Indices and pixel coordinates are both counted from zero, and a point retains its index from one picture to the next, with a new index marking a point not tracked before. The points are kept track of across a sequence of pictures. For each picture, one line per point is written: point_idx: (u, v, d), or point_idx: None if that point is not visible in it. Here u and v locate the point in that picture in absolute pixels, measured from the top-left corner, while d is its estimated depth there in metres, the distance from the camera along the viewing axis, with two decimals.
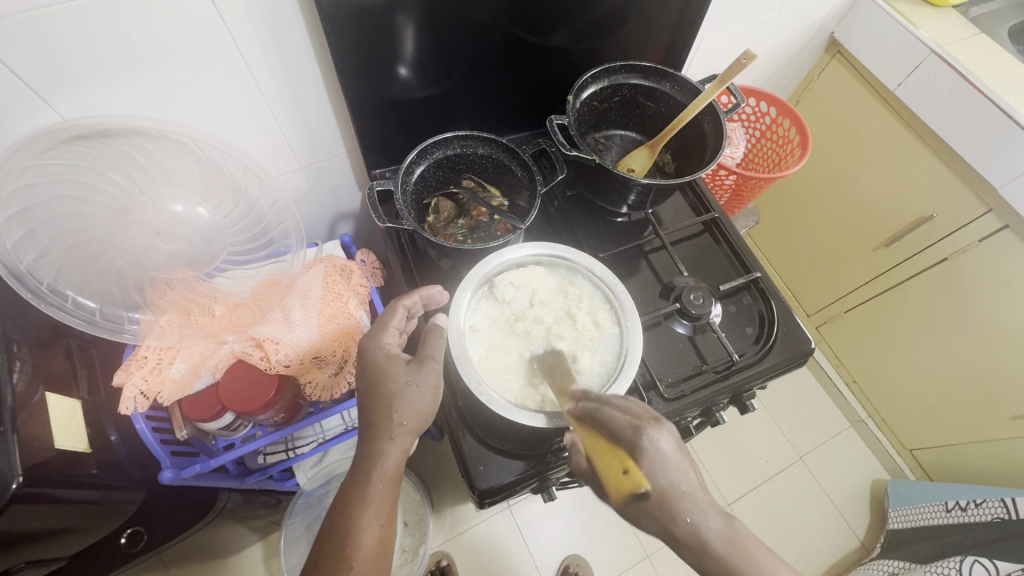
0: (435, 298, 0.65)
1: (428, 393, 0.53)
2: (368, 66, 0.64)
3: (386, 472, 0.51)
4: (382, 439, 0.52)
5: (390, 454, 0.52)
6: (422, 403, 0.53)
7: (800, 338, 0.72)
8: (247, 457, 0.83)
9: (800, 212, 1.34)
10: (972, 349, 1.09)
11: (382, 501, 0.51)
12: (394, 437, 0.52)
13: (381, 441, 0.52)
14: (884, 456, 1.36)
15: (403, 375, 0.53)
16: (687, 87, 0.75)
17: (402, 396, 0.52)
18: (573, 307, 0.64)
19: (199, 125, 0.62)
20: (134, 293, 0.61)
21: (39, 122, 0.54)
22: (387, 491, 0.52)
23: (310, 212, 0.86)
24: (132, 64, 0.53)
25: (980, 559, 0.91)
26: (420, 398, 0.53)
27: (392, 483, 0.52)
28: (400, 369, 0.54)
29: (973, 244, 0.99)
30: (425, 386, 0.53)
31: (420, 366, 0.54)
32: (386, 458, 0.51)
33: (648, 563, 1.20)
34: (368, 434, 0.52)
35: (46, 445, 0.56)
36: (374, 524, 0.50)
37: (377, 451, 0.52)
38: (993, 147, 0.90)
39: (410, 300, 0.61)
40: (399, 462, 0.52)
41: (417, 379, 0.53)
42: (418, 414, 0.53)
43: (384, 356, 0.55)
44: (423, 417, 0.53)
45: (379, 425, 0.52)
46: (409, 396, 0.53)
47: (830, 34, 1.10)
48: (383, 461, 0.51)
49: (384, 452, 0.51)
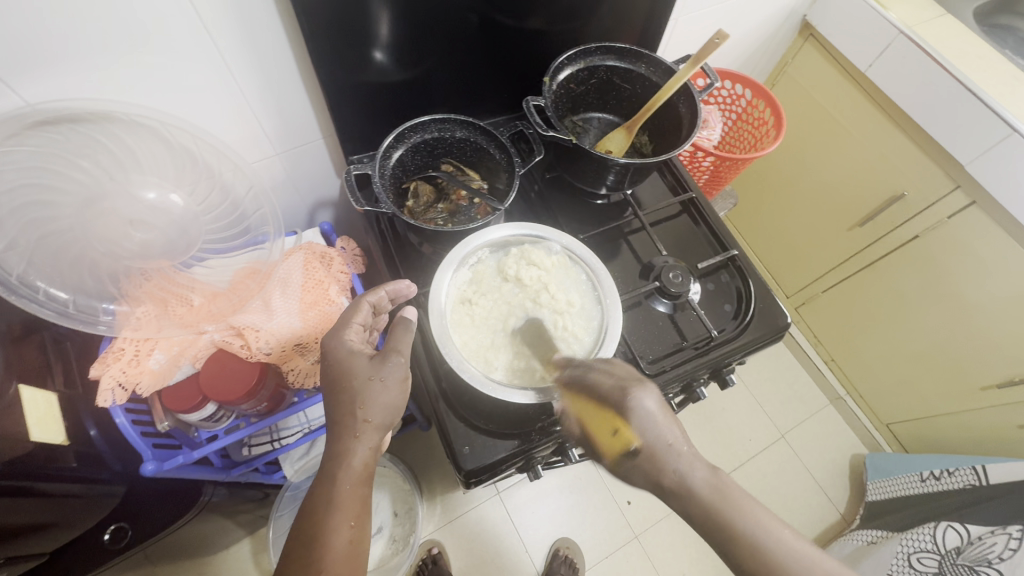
0: (402, 292, 0.64)
1: (393, 387, 0.54)
2: (343, 50, 0.63)
3: (353, 472, 0.51)
4: (348, 436, 0.52)
5: (358, 452, 0.52)
6: (386, 398, 0.53)
7: (776, 313, 0.73)
8: (232, 450, 0.83)
9: (777, 194, 1.36)
10: (943, 325, 1.12)
11: (352, 501, 0.51)
12: (359, 435, 0.52)
13: (346, 439, 0.52)
14: (862, 431, 1.40)
15: (366, 370, 0.54)
16: (662, 68, 0.76)
17: (366, 392, 0.53)
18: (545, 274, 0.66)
19: (171, 110, 0.61)
20: (109, 285, 0.61)
21: (3, 107, 0.52)
22: (356, 490, 0.51)
23: (288, 200, 0.85)
24: (95, 47, 0.51)
25: (953, 524, 0.94)
26: (385, 392, 0.53)
27: (361, 482, 0.52)
28: (364, 364, 0.54)
29: (943, 220, 1.02)
30: (390, 379, 0.54)
31: (384, 360, 0.54)
32: (353, 456, 0.52)
33: (636, 543, 1.22)
34: (334, 432, 0.52)
35: (23, 440, 0.55)
36: (344, 525, 0.49)
37: (344, 450, 0.52)
38: (960, 126, 0.92)
39: (375, 296, 0.61)
40: (368, 460, 0.52)
41: (381, 374, 0.53)
42: (384, 409, 0.53)
43: (347, 351, 0.55)
44: (390, 411, 0.54)
45: (344, 423, 0.52)
46: (373, 392, 0.53)
47: (803, 18, 1.12)
48: (350, 460, 0.51)
49: (351, 450, 0.52)
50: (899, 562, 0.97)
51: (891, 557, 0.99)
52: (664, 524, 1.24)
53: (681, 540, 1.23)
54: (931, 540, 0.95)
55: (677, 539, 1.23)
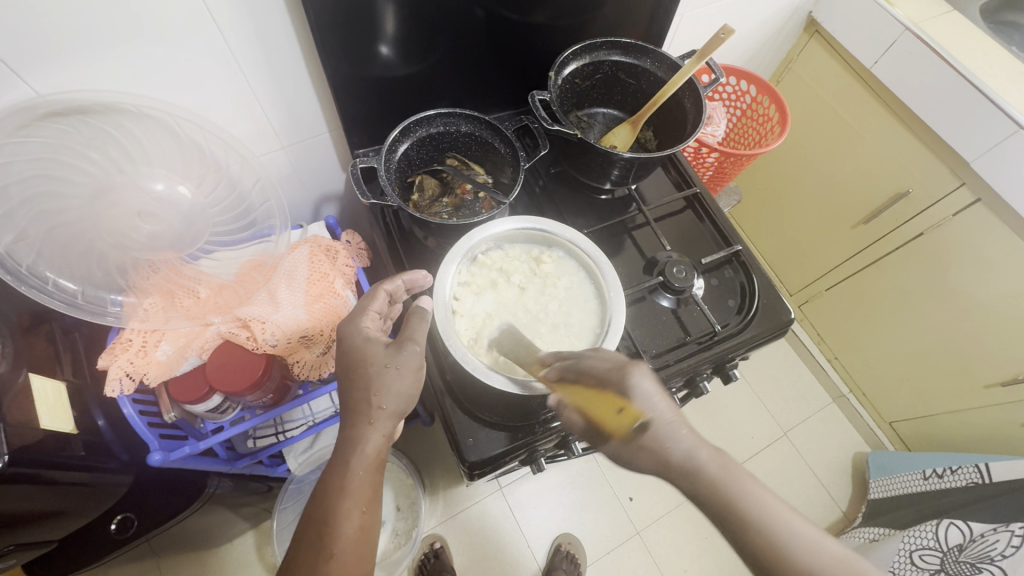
0: (420, 282, 0.64)
1: (408, 374, 0.53)
2: (350, 44, 0.64)
3: (366, 458, 0.51)
4: (362, 423, 0.52)
5: (372, 439, 0.52)
6: (401, 385, 0.53)
7: (780, 309, 0.74)
8: (238, 442, 0.84)
9: (780, 191, 1.36)
10: (947, 323, 1.12)
11: (363, 489, 0.51)
12: (373, 421, 0.52)
13: (360, 426, 0.52)
14: (865, 429, 1.39)
15: (382, 358, 0.54)
16: (667, 63, 0.76)
17: (380, 379, 0.53)
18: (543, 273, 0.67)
19: (180, 102, 0.62)
20: (117, 277, 0.61)
21: (14, 98, 0.53)
22: (368, 477, 0.51)
23: (294, 194, 0.86)
24: (105, 40, 0.52)
25: (956, 522, 0.94)
26: (399, 380, 0.53)
27: (374, 469, 0.52)
28: (379, 352, 0.54)
29: (947, 219, 1.02)
30: (405, 367, 0.53)
31: (399, 349, 0.54)
32: (367, 443, 0.52)
33: (637, 540, 1.22)
34: (348, 419, 0.53)
35: (33, 428, 0.55)
36: (355, 511, 0.50)
37: (358, 436, 0.52)
38: (966, 122, 0.92)
39: (392, 284, 0.61)
40: (381, 447, 0.53)
41: (396, 362, 0.53)
42: (398, 397, 0.53)
43: (363, 339, 0.55)
44: (404, 399, 0.54)
45: (357, 410, 0.52)
46: (387, 378, 0.53)
47: (809, 14, 1.11)
48: (363, 447, 0.51)
49: (365, 436, 0.52)
50: (901, 560, 0.97)
51: (893, 554, 0.99)
52: (665, 521, 1.24)
53: (682, 537, 1.23)
54: (933, 537, 0.95)
55: (678, 537, 1.23)
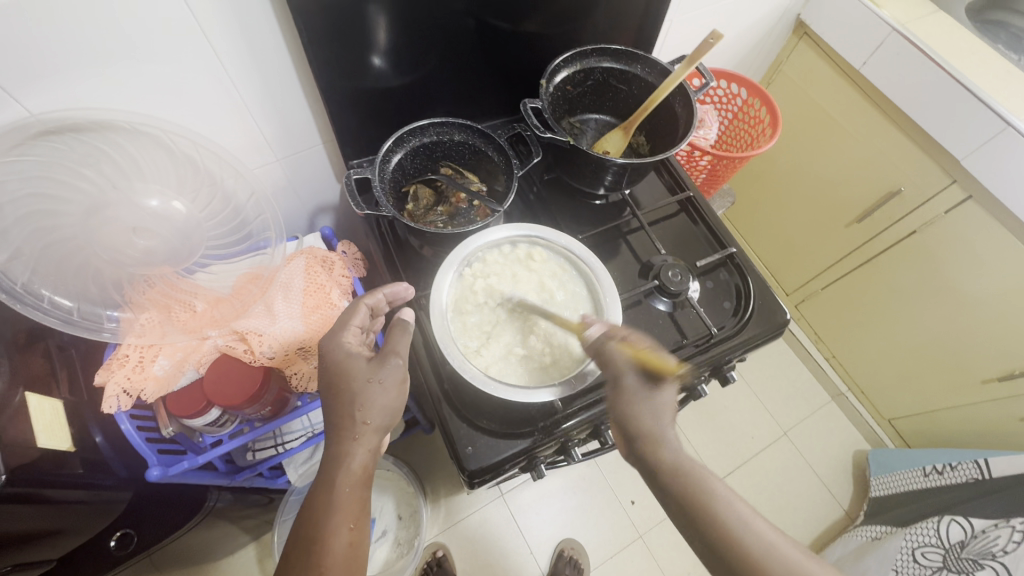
0: (401, 295, 0.65)
1: (391, 389, 0.54)
2: (342, 56, 0.64)
3: (351, 473, 0.51)
4: (346, 439, 0.52)
5: (356, 454, 0.52)
6: (385, 400, 0.54)
7: (776, 309, 0.74)
8: (236, 455, 0.83)
9: (773, 192, 1.37)
10: (942, 319, 1.12)
11: (351, 504, 0.51)
12: (357, 437, 0.52)
13: (346, 441, 0.52)
14: (864, 426, 1.40)
15: (364, 372, 0.54)
16: (657, 69, 0.76)
17: (365, 394, 0.53)
18: (542, 277, 0.67)
19: (174, 117, 0.62)
20: (113, 292, 0.61)
21: (7, 118, 0.53)
22: (354, 493, 0.51)
23: (289, 205, 0.86)
24: (97, 59, 0.52)
25: (957, 518, 0.94)
26: (383, 394, 0.54)
27: (360, 484, 0.52)
28: (362, 367, 0.54)
29: (939, 216, 1.03)
30: (388, 381, 0.54)
31: (382, 363, 0.55)
32: (352, 458, 0.52)
33: (641, 543, 1.22)
34: (333, 434, 0.53)
35: (30, 447, 0.55)
36: (344, 527, 0.50)
37: (342, 452, 0.52)
38: (955, 121, 0.93)
39: (372, 299, 0.61)
40: (366, 462, 0.53)
41: (379, 376, 0.54)
42: (382, 411, 0.53)
43: (344, 354, 0.55)
44: (388, 413, 0.54)
45: (342, 425, 0.52)
46: (372, 394, 0.53)
47: (798, 17, 1.12)
48: (348, 461, 0.52)
49: (350, 453, 0.52)
50: (904, 557, 0.97)
51: (896, 552, 0.99)
52: (668, 523, 1.24)
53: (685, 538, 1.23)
54: (935, 534, 0.95)
55: (682, 538, 1.23)
